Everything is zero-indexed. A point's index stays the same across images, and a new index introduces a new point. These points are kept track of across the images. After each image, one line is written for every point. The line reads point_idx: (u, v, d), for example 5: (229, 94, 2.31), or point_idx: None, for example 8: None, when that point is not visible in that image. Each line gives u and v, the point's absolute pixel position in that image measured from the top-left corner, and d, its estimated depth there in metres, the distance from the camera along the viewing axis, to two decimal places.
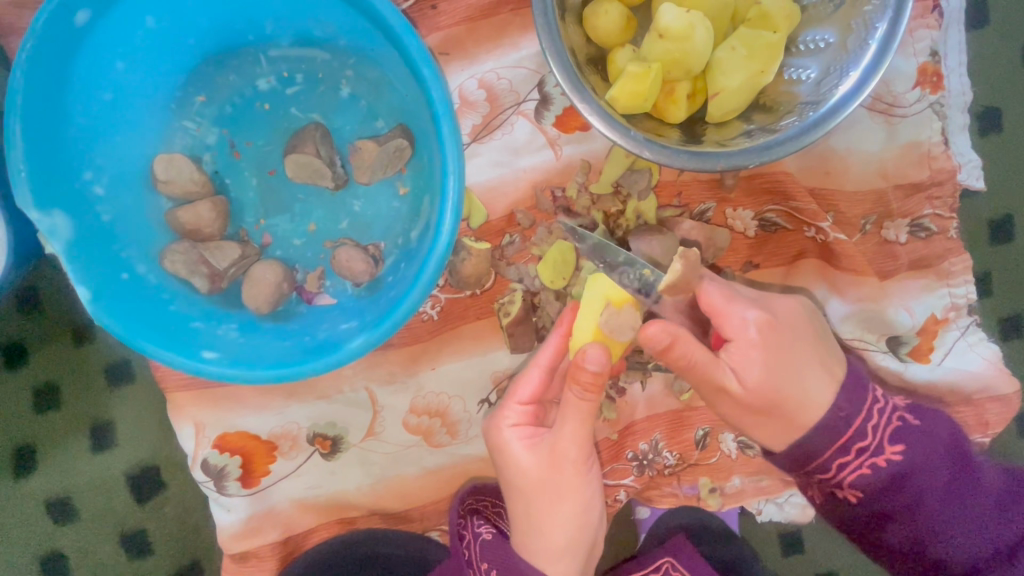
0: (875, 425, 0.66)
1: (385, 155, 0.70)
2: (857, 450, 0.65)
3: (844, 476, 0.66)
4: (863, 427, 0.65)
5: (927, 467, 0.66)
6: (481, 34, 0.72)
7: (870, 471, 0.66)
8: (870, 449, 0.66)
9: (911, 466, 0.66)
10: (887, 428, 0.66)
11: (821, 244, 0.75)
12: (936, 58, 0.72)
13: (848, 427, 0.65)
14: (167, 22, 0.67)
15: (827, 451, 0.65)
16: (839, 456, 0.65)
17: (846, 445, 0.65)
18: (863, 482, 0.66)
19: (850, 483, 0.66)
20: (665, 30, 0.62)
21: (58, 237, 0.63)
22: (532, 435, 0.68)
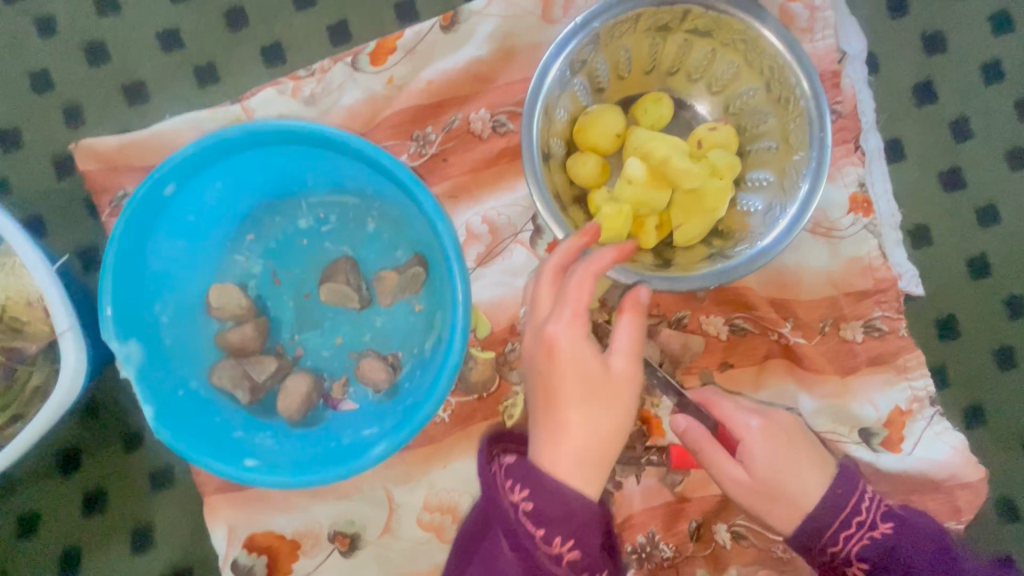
0: (867, 505, 0.72)
1: (403, 281, 0.84)
2: (851, 524, 0.71)
3: (850, 548, 0.71)
4: (857, 504, 0.72)
5: (917, 544, 0.72)
6: (484, 180, 0.87)
7: (872, 543, 0.71)
8: (867, 523, 0.72)
9: (905, 547, 0.71)
10: (880, 510, 0.72)
11: (784, 346, 0.85)
12: (864, 188, 0.86)
13: (846, 502, 0.72)
14: (232, 184, 0.81)
15: (833, 525, 0.72)
16: (843, 529, 0.71)
17: (846, 521, 0.71)
18: (869, 554, 0.71)
19: (856, 556, 0.71)
20: (633, 178, 0.77)
21: (131, 363, 0.74)
22: (588, 346, 0.67)
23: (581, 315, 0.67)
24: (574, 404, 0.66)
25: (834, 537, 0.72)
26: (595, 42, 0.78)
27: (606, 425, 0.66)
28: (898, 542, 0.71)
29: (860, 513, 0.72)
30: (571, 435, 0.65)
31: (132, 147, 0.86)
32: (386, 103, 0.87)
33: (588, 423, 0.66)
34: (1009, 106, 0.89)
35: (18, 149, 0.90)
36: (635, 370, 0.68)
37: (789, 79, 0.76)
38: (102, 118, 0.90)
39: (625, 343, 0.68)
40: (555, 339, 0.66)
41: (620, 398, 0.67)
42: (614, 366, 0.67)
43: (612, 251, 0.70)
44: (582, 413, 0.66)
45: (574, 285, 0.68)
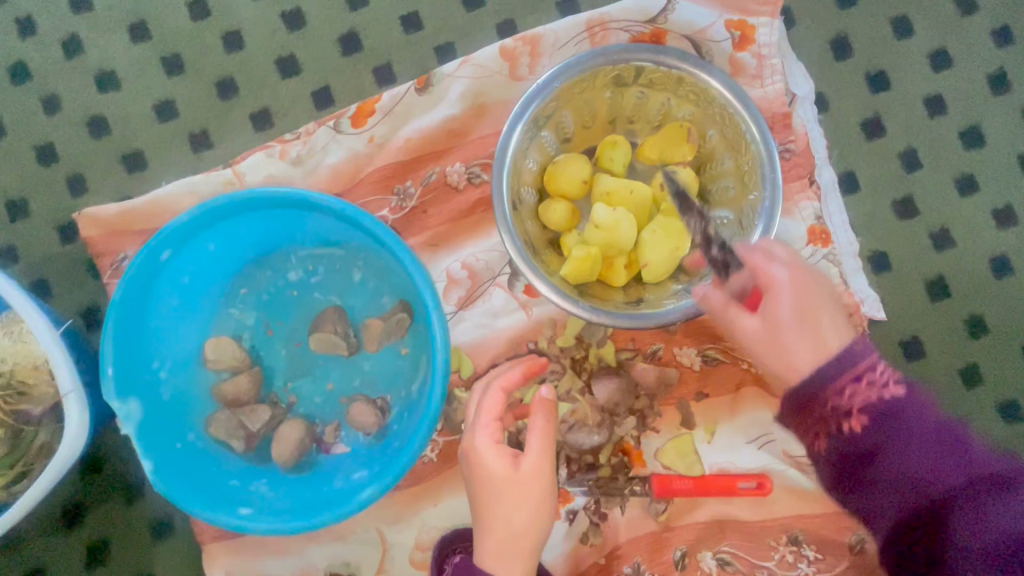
0: (881, 363, 0.62)
1: (389, 327, 0.88)
2: (857, 380, 0.61)
3: (841, 401, 0.61)
4: (878, 366, 0.62)
5: (929, 413, 0.60)
6: (462, 229, 0.92)
7: (899, 423, 0.59)
8: (870, 371, 0.62)
9: (916, 412, 0.60)
10: (905, 379, 0.61)
11: (755, 374, 0.89)
12: (821, 220, 0.90)
13: (864, 348, 0.62)
14: (224, 245, 0.86)
15: (831, 377, 0.62)
16: (855, 390, 0.61)
17: (858, 381, 0.61)
18: (869, 408, 0.60)
19: (855, 407, 0.61)
20: (599, 223, 0.82)
21: (131, 421, 0.78)
22: (505, 451, 0.74)
23: (493, 424, 0.75)
24: (495, 505, 0.73)
25: (831, 393, 0.62)
26: (557, 99, 0.84)
27: (524, 514, 0.72)
28: (914, 415, 0.59)
29: (873, 373, 0.61)
30: (497, 525, 0.72)
31: (131, 212, 0.91)
32: (368, 161, 0.93)
33: (507, 517, 0.72)
34: (954, 136, 0.94)
35: (25, 218, 0.96)
36: (545, 466, 0.73)
37: (738, 125, 0.82)
38: (104, 186, 0.96)
39: (536, 443, 0.73)
40: (472, 449, 0.74)
41: (539, 494, 0.73)
42: (524, 467, 0.73)
43: (520, 370, 0.80)
44: (502, 511, 0.72)
45: (487, 397, 0.77)
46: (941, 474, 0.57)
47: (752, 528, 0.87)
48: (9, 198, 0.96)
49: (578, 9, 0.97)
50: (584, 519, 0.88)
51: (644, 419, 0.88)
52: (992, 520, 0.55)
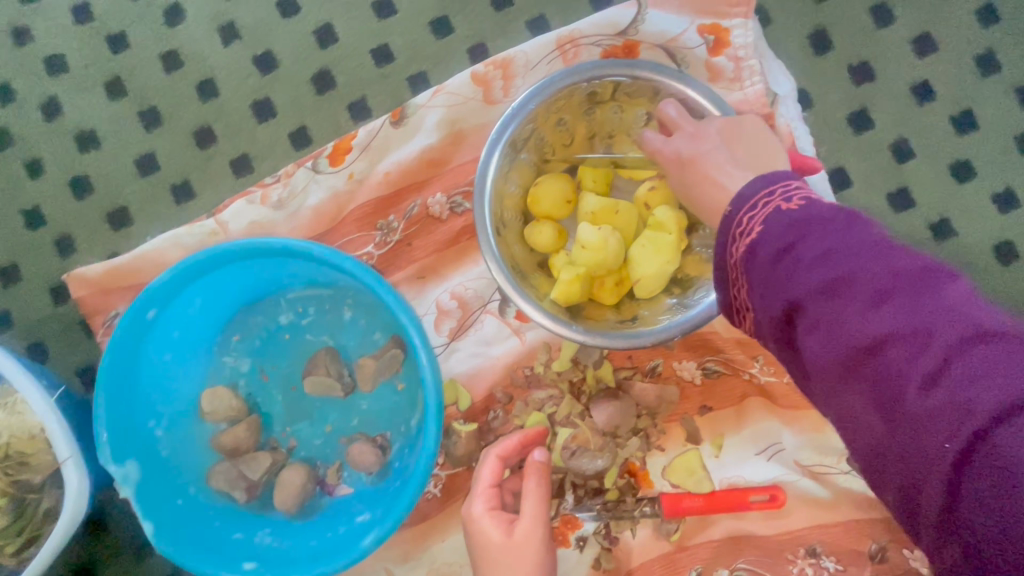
0: (786, 215, 0.52)
1: (382, 364, 0.87)
2: (732, 234, 0.56)
3: (733, 257, 0.56)
4: (780, 208, 0.53)
5: (810, 236, 0.50)
6: (448, 258, 0.91)
7: (792, 262, 0.49)
8: (752, 219, 0.55)
9: (777, 238, 0.51)
10: (818, 227, 0.50)
11: (759, 384, 0.87)
12: None
13: (779, 237, 0.51)
14: (211, 296, 0.85)
15: (728, 243, 0.57)
16: (742, 234, 0.55)
17: (746, 236, 0.55)
18: (746, 252, 0.54)
19: (738, 258, 0.55)
20: (584, 243, 0.80)
21: (129, 482, 0.78)
22: (504, 517, 0.75)
23: (490, 491, 0.77)
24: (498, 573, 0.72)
25: (727, 251, 0.57)
26: (533, 121, 0.83)
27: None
28: (771, 237, 0.52)
29: (743, 222, 0.55)
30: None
31: (120, 270, 0.91)
32: (349, 198, 0.92)
33: None
34: (946, 122, 0.92)
35: (17, 283, 0.97)
36: (539, 531, 0.73)
37: None
38: (92, 245, 0.97)
39: (529, 507, 0.74)
40: (470, 518, 0.76)
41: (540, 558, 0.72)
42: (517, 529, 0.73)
43: (518, 436, 0.81)
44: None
45: (483, 467, 0.78)
46: (815, 342, 0.47)
47: (768, 542, 0.85)
48: (1, 265, 0.97)
49: (549, 26, 0.96)
50: (596, 544, 0.86)
51: (646, 437, 0.87)
52: (857, 384, 0.45)
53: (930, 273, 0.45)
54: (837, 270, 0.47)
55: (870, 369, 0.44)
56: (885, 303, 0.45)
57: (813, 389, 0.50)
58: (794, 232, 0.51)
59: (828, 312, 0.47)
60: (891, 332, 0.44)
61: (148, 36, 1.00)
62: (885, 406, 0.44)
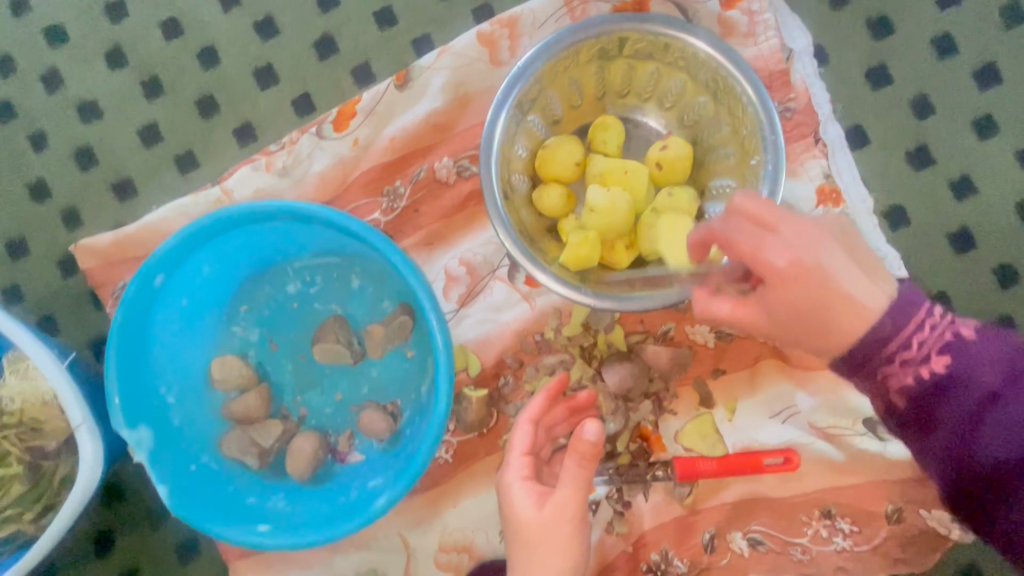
0: (919, 329, 0.63)
1: (391, 331, 0.87)
2: (882, 336, 0.64)
3: (891, 382, 0.64)
4: (910, 337, 0.63)
5: (988, 372, 0.61)
6: (456, 224, 0.90)
7: (915, 381, 0.63)
8: (915, 356, 0.63)
9: (970, 374, 0.61)
10: (934, 342, 0.62)
11: (773, 346, 0.85)
12: (830, 178, 0.85)
13: (891, 332, 0.63)
14: (218, 264, 0.85)
15: (877, 348, 0.64)
16: (886, 363, 0.64)
17: (892, 354, 0.63)
18: (915, 388, 0.63)
19: (897, 386, 0.64)
20: (593, 206, 0.79)
21: (142, 448, 0.78)
22: (538, 489, 0.74)
23: (524, 460, 0.75)
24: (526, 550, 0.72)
25: (881, 356, 0.64)
26: (540, 81, 0.81)
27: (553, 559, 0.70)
28: (960, 364, 0.62)
29: (912, 346, 0.63)
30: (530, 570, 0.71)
31: (127, 240, 0.91)
32: (355, 164, 0.91)
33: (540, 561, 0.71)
34: (968, 76, 0.89)
35: (25, 256, 0.96)
36: (571, 506, 0.71)
37: (732, 86, 0.78)
38: (97, 217, 0.96)
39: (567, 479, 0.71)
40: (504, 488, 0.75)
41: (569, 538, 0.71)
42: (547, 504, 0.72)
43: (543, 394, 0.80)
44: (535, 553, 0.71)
45: (516, 435, 0.77)
46: (996, 443, 0.59)
47: (782, 505, 0.84)
48: (8, 238, 0.97)
49: None
50: (608, 508, 0.86)
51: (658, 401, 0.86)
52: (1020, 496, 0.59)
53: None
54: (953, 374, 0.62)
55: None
56: None
57: (987, 499, 0.61)
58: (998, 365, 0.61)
59: (1002, 415, 0.60)
60: None
61: (148, 4, 0.98)
62: (1013, 492, 0.59)
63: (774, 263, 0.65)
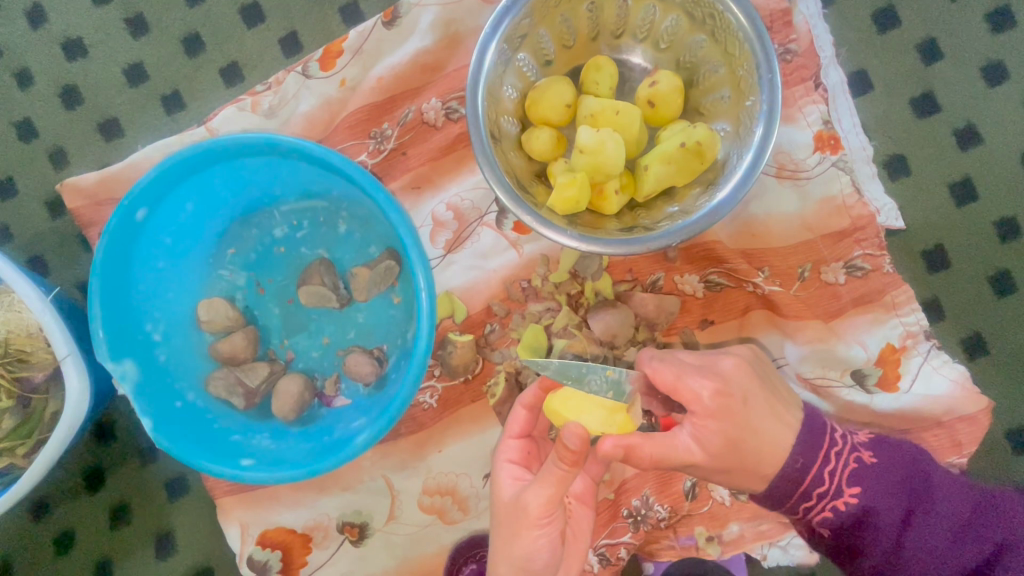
0: (831, 471, 0.72)
1: (376, 275, 0.86)
2: (810, 493, 0.71)
3: (812, 517, 0.72)
4: (819, 473, 0.71)
5: (895, 505, 0.71)
6: (445, 168, 0.88)
7: (836, 513, 0.71)
8: (830, 492, 0.71)
9: (878, 507, 0.71)
10: (842, 473, 0.72)
11: (762, 296, 0.84)
12: (829, 124, 0.83)
13: (806, 475, 0.71)
14: (202, 202, 0.84)
15: (792, 496, 0.72)
16: (803, 500, 0.72)
17: (807, 492, 0.71)
18: (831, 522, 0.71)
19: (819, 523, 0.72)
20: (581, 147, 0.77)
21: (127, 381, 0.79)
22: (521, 476, 0.72)
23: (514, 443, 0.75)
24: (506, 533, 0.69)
25: (790, 502, 0.72)
26: (530, 16, 0.78)
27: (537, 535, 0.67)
28: (882, 519, 0.70)
29: (834, 489, 0.71)
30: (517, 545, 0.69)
31: (112, 180, 0.90)
32: (341, 105, 0.89)
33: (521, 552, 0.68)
34: (979, 20, 0.86)
35: (14, 197, 0.96)
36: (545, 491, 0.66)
37: (728, 23, 0.75)
38: (84, 157, 0.95)
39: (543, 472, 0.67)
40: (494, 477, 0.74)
41: (545, 520, 0.67)
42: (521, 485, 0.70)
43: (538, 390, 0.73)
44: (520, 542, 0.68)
45: (511, 419, 0.75)
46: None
47: None
48: None
49: None
50: None
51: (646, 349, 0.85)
52: None
53: (926, 485, 0.72)
54: (886, 508, 0.71)
55: (937, 551, 0.69)
56: (933, 507, 0.71)
57: None
58: (899, 502, 0.71)
59: (915, 540, 0.70)
60: (953, 540, 0.70)
61: None
62: None
63: (700, 395, 0.68)
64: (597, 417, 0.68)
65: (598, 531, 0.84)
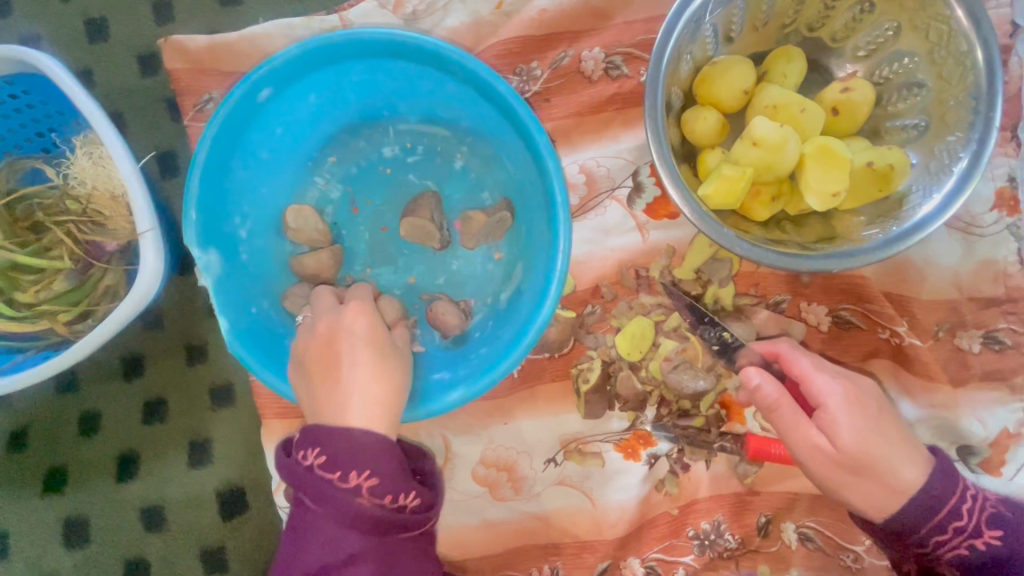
0: (970, 508, 0.67)
1: (490, 225, 0.78)
2: (954, 528, 0.66)
3: (942, 553, 0.67)
4: (958, 507, 0.67)
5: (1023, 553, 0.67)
6: (587, 127, 0.80)
7: (970, 551, 0.67)
8: (967, 529, 0.67)
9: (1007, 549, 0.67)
10: (981, 514, 0.67)
11: (894, 345, 0.80)
12: (1014, 183, 0.76)
13: (943, 505, 0.67)
14: (324, 99, 0.77)
15: (925, 527, 0.67)
16: (936, 534, 0.67)
17: (942, 525, 0.66)
18: (965, 562, 0.67)
19: (948, 560, 0.67)
20: (759, 138, 0.69)
21: (210, 273, 0.71)
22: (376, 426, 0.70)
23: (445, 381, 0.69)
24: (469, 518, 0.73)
25: (924, 534, 0.67)
26: None
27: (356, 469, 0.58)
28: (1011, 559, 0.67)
29: (965, 520, 0.67)
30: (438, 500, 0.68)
31: (223, 50, 0.81)
32: (492, 29, 0.80)
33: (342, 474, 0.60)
34: None
35: (105, 41, 0.86)
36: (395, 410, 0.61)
37: (958, 46, 0.67)
38: (191, 16, 0.85)
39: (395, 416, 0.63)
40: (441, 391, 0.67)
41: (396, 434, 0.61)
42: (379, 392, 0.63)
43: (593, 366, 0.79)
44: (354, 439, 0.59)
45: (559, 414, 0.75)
46: None
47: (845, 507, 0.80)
48: (89, 16, 0.86)
49: None
50: (665, 466, 0.81)
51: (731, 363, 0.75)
52: None
53: None
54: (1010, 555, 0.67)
55: None
56: None
57: None
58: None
59: None
60: None
61: None
62: None
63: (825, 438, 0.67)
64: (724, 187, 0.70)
65: (652, 543, 0.81)
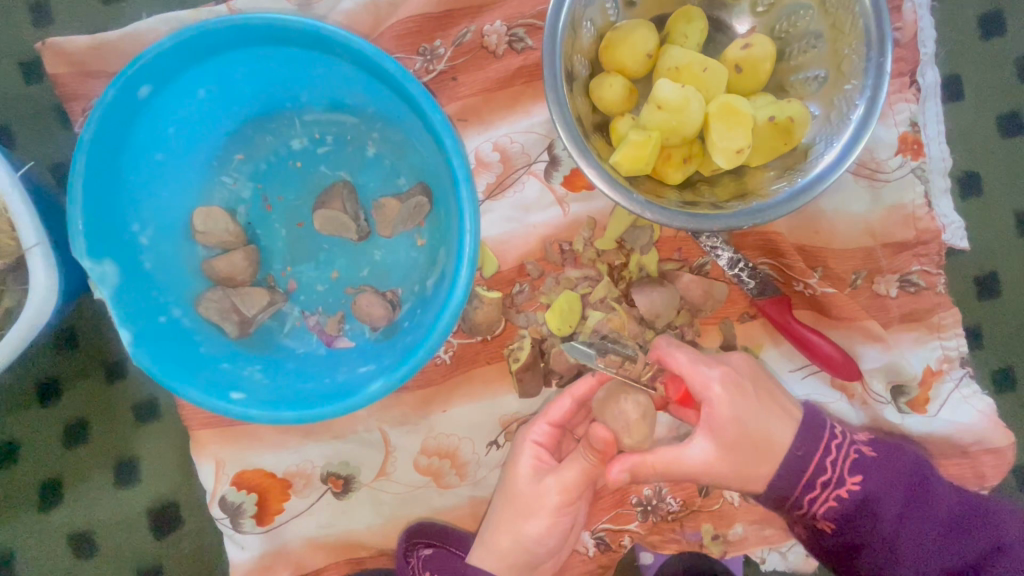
0: (833, 460, 0.71)
1: (405, 210, 0.76)
2: (815, 482, 0.70)
3: (816, 510, 0.71)
4: (823, 461, 0.71)
5: (886, 499, 0.70)
6: (496, 104, 0.79)
7: (839, 504, 0.70)
8: (833, 481, 0.70)
9: (879, 496, 0.70)
10: (845, 461, 0.71)
11: (810, 297, 0.79)
12: (916, 127, 0.78)
13: (808, 463, 0.71)
14: (216, 92, 0.74)
15: (796, 488, 0.71)
16: (807, 491, 0.70)
17: (811, 482, 0.70)
18: (834, 514, 0.70)
19: (822, 515, 0.71)
20: (663, 101, 0.68)
21: (106, 284, 0.69)
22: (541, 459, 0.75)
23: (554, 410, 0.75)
24: (516, 513, 0.74)
25: (797, 494, 0.71)
26: None
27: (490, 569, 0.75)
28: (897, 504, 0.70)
29: (825, 468, 0.71)
30: (502, 531, 0.74)
31: (108, 49, 0.77)
32: (391, 10, 0.78)
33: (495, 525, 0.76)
34: None
35: None
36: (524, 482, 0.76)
37: None
38: (73, 17, 0.81)
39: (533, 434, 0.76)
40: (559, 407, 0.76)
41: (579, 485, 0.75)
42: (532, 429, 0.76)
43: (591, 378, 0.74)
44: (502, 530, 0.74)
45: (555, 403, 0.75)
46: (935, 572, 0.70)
47: None
48: None
49: None
50: None
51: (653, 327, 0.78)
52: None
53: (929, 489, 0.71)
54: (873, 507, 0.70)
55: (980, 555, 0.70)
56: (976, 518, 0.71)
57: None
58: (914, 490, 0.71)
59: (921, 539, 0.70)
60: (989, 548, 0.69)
61: None
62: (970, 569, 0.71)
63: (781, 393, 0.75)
64: (634, 156, 0.68)
65: (601, 514, 0.81)
